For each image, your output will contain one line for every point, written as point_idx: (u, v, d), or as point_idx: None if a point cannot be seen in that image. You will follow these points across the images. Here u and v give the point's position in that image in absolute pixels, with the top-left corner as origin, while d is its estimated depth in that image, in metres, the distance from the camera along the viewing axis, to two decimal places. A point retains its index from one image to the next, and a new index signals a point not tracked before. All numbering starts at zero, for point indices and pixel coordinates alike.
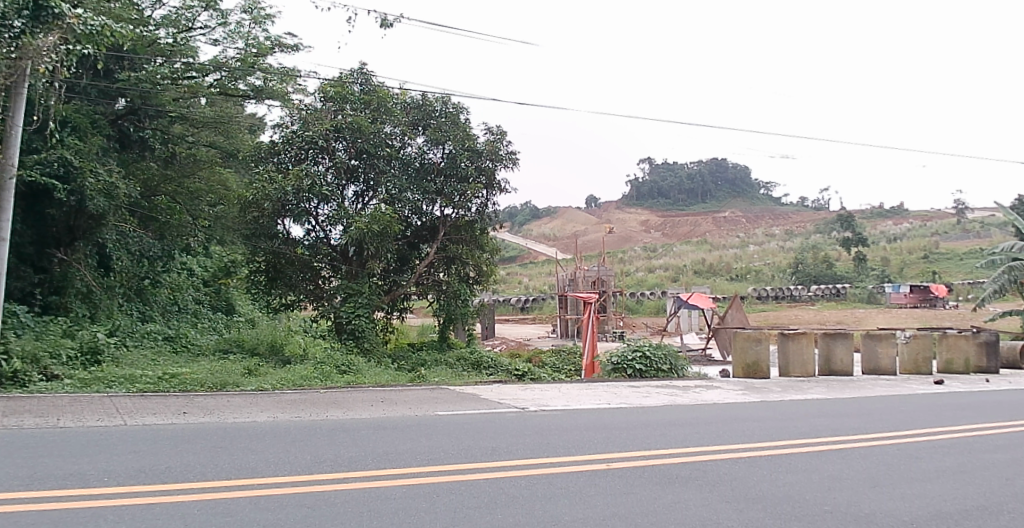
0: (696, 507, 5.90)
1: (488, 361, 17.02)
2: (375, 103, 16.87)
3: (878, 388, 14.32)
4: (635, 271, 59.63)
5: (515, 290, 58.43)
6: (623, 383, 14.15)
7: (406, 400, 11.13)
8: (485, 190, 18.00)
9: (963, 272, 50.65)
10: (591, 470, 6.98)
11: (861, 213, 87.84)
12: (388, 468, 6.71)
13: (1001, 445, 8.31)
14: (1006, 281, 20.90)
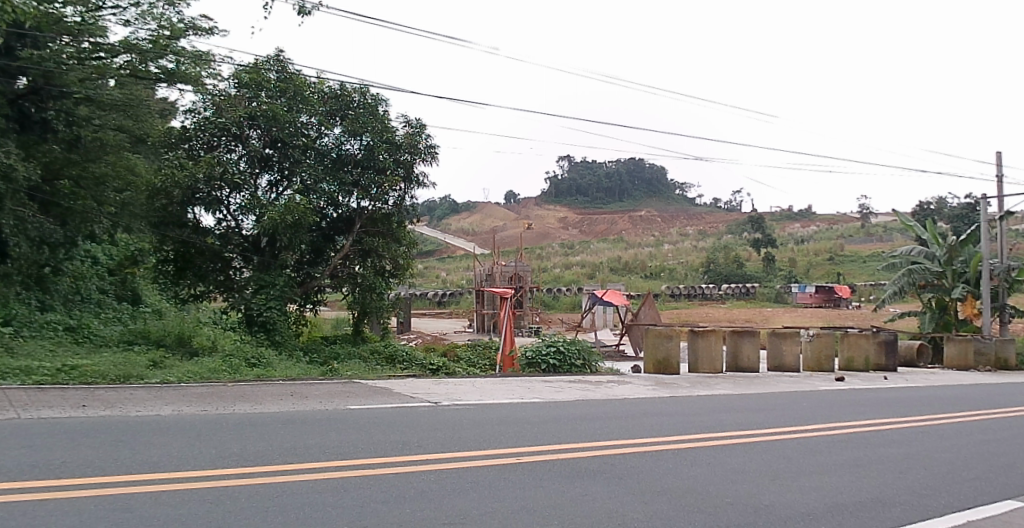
0: (604, 500, 5.89)
1: (403, 355, 16.65)
2: (291, 92, 16.20)
3: (780, 384, 14.92)
4: (552, 267, 60.24)
5: (433, 284, 57.99)
6: (538, 378, 14.21)
7: (317, 394, 10.74)
8: (403, 183, 17.60)
9: (864, 275, 53.70)
10: (501, 464, 6.87)
11: (771, 215, 91.75)
12: (297, 463, 6.39)
13: (893, 440, 8.73)
14: (905, 284, 22.22)
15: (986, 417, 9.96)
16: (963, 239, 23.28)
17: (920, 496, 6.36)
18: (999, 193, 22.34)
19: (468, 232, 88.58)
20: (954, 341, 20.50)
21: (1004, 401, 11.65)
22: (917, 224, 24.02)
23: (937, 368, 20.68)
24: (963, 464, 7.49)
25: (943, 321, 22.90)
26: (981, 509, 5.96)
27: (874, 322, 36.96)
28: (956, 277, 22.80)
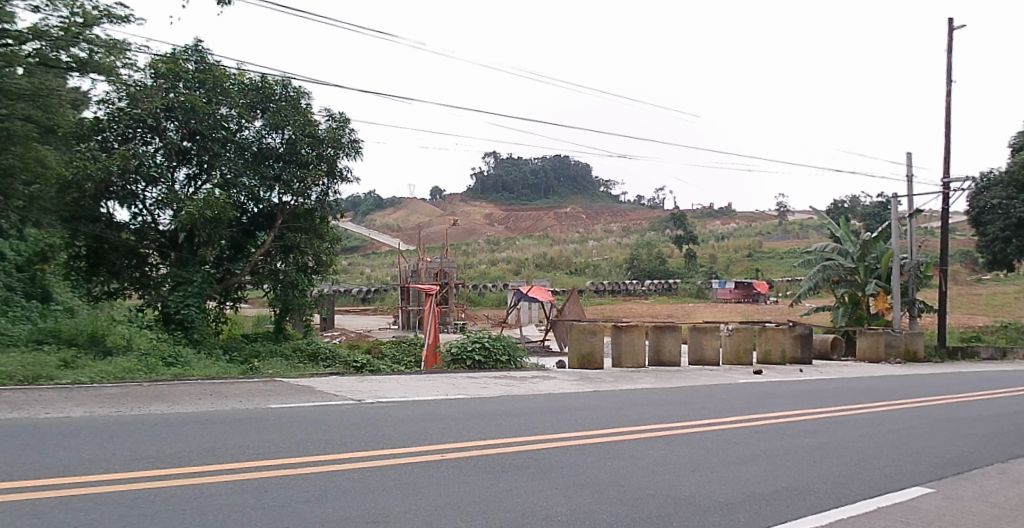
0: (528, 494, 5.80)
1: (326, 352, 16.21)
2: (209, 83, 15.39)
3: (701, 378, 15.25)
4: (478, 264, 60.11)
5: (358, 281, 56.93)
6: (463, 374, 14.04)
7: (237, 393, 10.24)
8: (327, 177, 17.04)
9: (782, 270, 55.95)
10: (426, 460, 6.68)
11: (693, 212, 94.46)
12: (216, 463, 6.01)
13: (808, 430, 9.00)
14: (819, 280, 23.29)
15: (893, 408, 10.42)
16: (875, 236, 24.46)
17: (835, 485, 6.54)
18: (908, 192, 23.52)
19: (393, 227, 87.39)
20: (866, 334, 21.48)
21: (910, 391, 12.24)
22: (832, 221, 25.11)
23: (849, 360, 21.64)
24: (872, 452, 7.78)
25: (857, 314, 23.98)
26: (890, 495, 6.18)
27: (789, 316, 38.49)
28: (868, 272, 23.98)
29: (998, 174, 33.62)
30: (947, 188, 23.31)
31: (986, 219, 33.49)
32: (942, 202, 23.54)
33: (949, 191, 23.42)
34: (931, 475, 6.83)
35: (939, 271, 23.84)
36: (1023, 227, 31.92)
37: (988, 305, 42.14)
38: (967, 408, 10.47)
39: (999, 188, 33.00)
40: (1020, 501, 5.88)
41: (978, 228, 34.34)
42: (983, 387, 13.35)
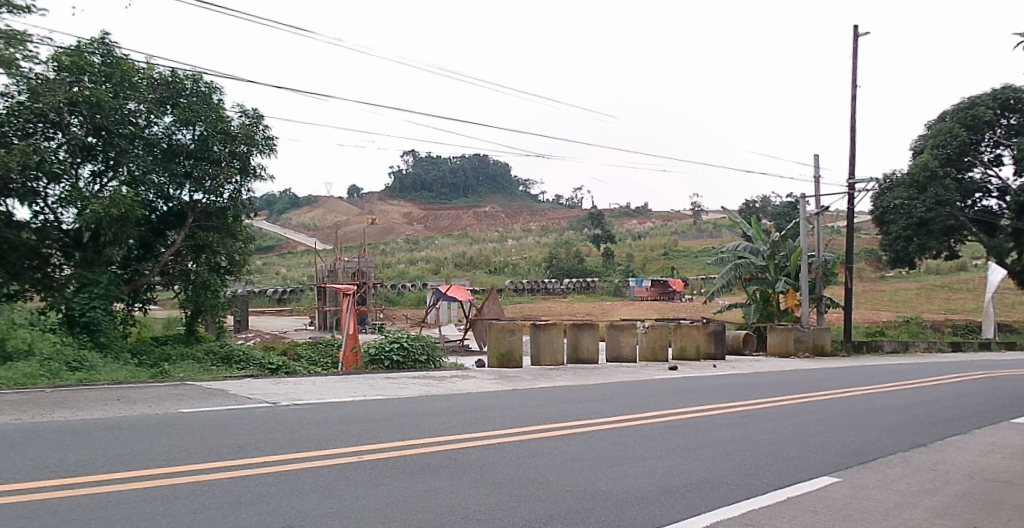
0: (446, 494, 5.66)
1: (240, 354, 15.45)
2: (117, 77, 14.38)
3: (618, 374, 15.50)
4: (397, 263, 59.29)
5: (273, 281, 55.13)
6: (382, 374, 13.75)
7: (146, 397, 9.62)
8: (239, 175, 16.35)
9: (696, 269, 57.84)
10: (342, 463, 6.43)
11: (611, 211, 96.43)
12: (124, 471, 5.58)
13: (720, 425, 9.24)
14: (733, 278, 24.25)
15: (800, 401, 10.84)
16: (785, 235, 25.58)
17: (747, 477, 6.70)
18: (816, 193, 24.63)
19: (309, 226, 85.06)
20: (777, 330, 22.38)
21: (817, 385, 12.79)
22: (744, 221, 26.09)
23: (760, 355, 22.52)
24: (781, 444, 8.05)
25: (768, 311, 24.97)
26: (799, 485, 6.39)
27: (703, 313, 39.77)
28: (779, 270, 25.01)
29: (900, 176, 35.66)
30: (852, 189, 24.55)
31: (890, 218, 35.55)
32: (848, 202, 24.80)
33: (854, 192, 24.67)
34: (836, 465, 7.11)
35: (844, 268, 25.05)
36: (923, 227, 34.17)
37: (886, 301, 44.82)
38: (866, 400, 11.03)
39: (901, 189, 35.00)
40: (921, 487, 6.18)
41: (882, 227, 36.40)
42: (882, 379, 14.09)
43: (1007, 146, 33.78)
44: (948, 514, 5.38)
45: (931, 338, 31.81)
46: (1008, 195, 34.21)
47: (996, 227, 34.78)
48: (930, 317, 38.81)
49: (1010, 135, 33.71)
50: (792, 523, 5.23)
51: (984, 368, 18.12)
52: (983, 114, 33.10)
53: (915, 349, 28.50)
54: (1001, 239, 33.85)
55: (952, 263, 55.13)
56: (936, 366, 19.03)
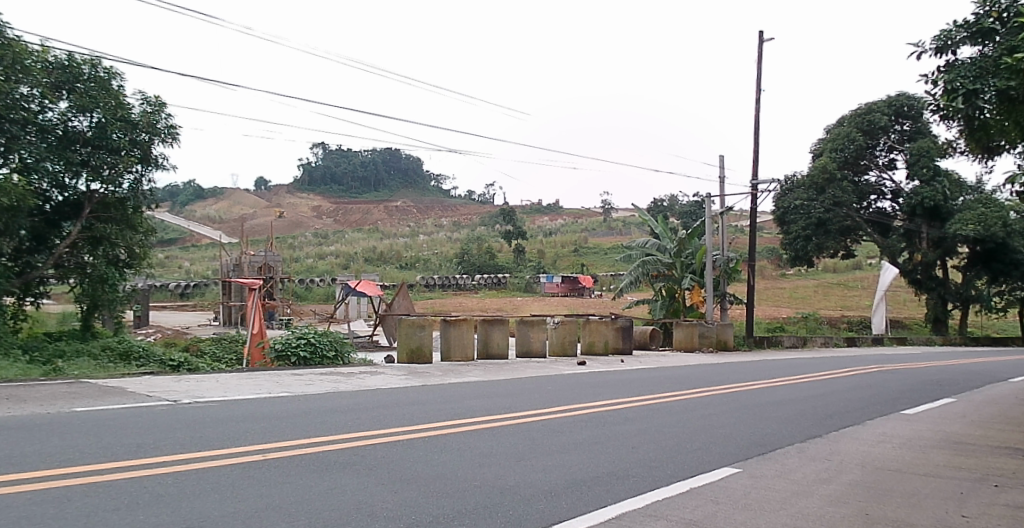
0: (353, 491, 5.48)
1: (140, 350, 14.49)
2: (10, 59, 13.06)
3: (527, 370, 15.59)
4: (305, 257, 57.57)
5: (174, 275, 52.37)
6: (288, 371, 13.27)
7: (33, 395, 8.87)
8: (140, 164, 15.33)
9: (606, 265, 59.06)
10: (246, 461, 6.12)
11: (523, 207, 97.09)
12: (9, 473, 5.08)
13: (626, 418, 9.43)
14: (640, 274, 25.06)
15: (702, 394, 11.24)
16: (691, 233, 26.28)
17: (652, 468, 6.85)
18: (720, 193, 25.60)
19: (213, 218, 81.30)
20: (682, 325, 23.19)
21: (719, 379, 13.31)
22: (651, 218, 26.86)
23: (666, 349, 23.25)
24: (684, 437, 8.29)
25: (674, 307, 25.92)
26: (701, 476, 6.57)
27: (611, 309, 40.73)
28: (684, 267, 25.89)
29: (800, 178, 37.66)
30: (755, 190, 25.62)
31: (791, 218, 37.50)
32: (750, 203, 25.92)
33: (756, 192, 25.79)
34: (736, 456, 7.37)
35: (746, 266, 26.07)
36: (821, 227, 36.38)
37: (786, 298, 47.34)
38: (765, 393, 11.55)
39: (801, 190, 37.02)
40: (816, 476, 6.50)
41: (784, 226, 38.37)
42: (780, 373, 14.81)
43: (900, 151, 36.17)
44: (841, 501, 5.67)
45: (827, 333, 33.79)
46: (900, 197, 36.66)
47: (889, 228, 37.25)
48: (826, 314, 41.23)
49: (903, 140, 36.15)
50: (696, 513, 5.37)
51: (874, 362, 19.34)
52: (880, 119, 35.03)
53: (813, 344, 30.08)
54: (894, 240, 36.35)
55: (849, 262, 58.72)
56: (829, 359, 20.21)
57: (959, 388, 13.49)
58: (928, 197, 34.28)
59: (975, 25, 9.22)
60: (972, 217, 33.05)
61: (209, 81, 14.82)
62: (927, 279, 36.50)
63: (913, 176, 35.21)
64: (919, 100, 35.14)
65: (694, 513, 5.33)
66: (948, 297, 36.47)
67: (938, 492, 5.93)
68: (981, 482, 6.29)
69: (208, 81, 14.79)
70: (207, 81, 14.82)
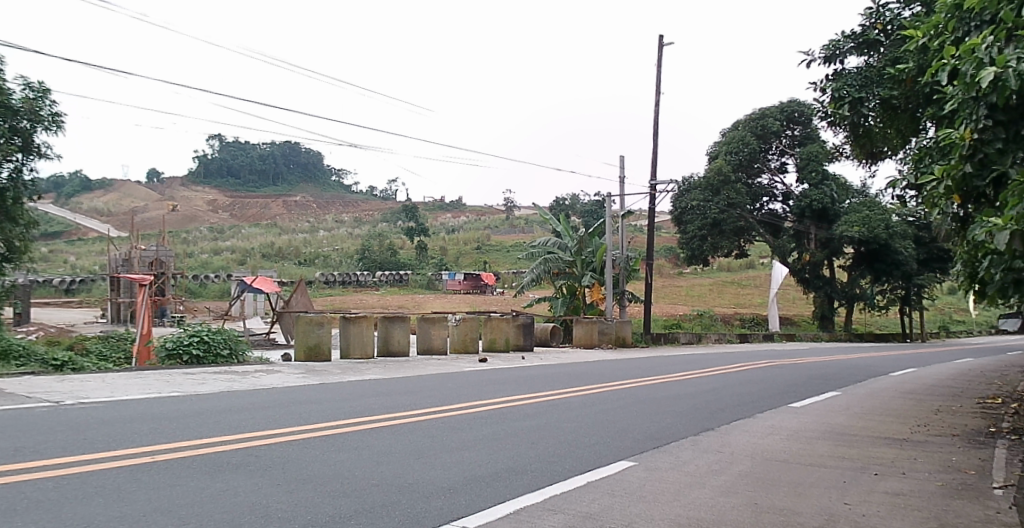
0: (245, 493, 5.20)
1: (18, 349, 13.04)
2: None
3: (430, 367, 15.42)
4: (198, 252, 54.64)
5: (57, 270, 48.51)
6: (178, 370, 12.50)
7: None
8: (19, 153, 14.04)
9: (508, 263, 59.40)
10: (130, 464, 5.69)
11: (425, 204, 96.19)
12: None
13: (526, 414, 9.47)
14: (541, 271, 25.32)
15: (602, 390, 11.47)
16: (591, 232, 26.92)
17: (551, 464, 6.89)
18: (621, 193, 26.25)
19: (96, 209, 75.82)
20: (581, 322, 23.72)
21: (617, 375, 13.62)
22: (552, 217, 27.22)
23: (568, 346, 23.67)
24: (583, 432, 8.41)
25: (574, 304, 26.53)
26: (598, 470, 6.69)
27: (512, 307, 41.09)
28: (585, 265, 26.49)
29: (696, 180, 39.19)
30: (654, 190, 26.48)
31: (687, 218, 38.95)
32: (648, 203, 26.73)
33: (654, 192, 26.60)
34: (633, 450, 7.55)
35: (644, 264, 26.85)
36: (716, 227, 38.10)
37: (683, 296, 49.34)
38: (661, 389, 11.92)
39: (697, 192, 38.45)
40: (708, 468, 6.75)
41: (680, 226, 39.82)
42: (676, 369, 15.35)
43: (791, 155, 38.67)
44: (732, 492, 5.90)
45: (720, 330, 35.41)
46: (790, 200, 38.96)
47: (780, 228, 39.27)
48: (720, 311, 43.24)
49: (794, 144, 38.63)
50: (593, 506, 5.44)
51: (765, 358, 20.38)
52: (772, 124, 37.26)
53: (708, 340, 31.38)
54: (783, 240, 38.60)
55: (741, 262, 61.82)
56: (722, 356, 21.15)
57: (840, 382, 14.45)
58: (815, 199, 36.59)
59: (861, 37, 11.64)
60: (857, 219, 35.66)
61: (104, 67, 13.78)
62: (814, 278, 38.80)
63: (803, 180, 37.52)
64: (808, 107, 37.56)
65: (591, 507, 5.41)
66: (835, 294, 38.56)
67: (823, 481, 6.29)
68: (861, 471, 6.73)
69: (103, 66, 13.74)
70: (101, 66, 13.77)
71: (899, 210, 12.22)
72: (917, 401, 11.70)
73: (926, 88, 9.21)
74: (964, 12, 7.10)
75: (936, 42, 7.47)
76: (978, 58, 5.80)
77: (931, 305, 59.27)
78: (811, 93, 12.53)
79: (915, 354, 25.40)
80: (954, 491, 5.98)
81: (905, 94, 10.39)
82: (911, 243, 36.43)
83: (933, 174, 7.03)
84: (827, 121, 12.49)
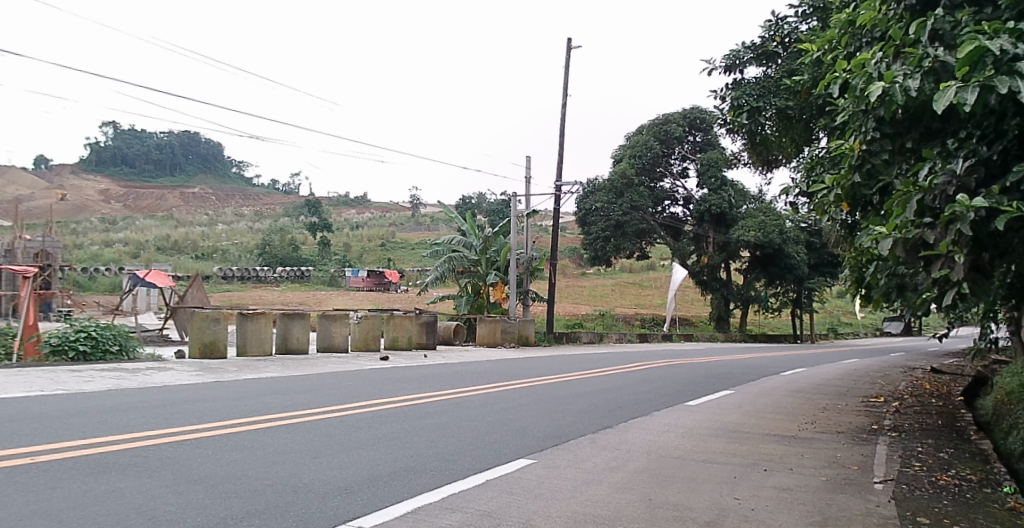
0: (131, 494, 4.88)
1: None
2: None
3: (330, 365, 14.99)
4: (87, 243, 50.94)
5: None
6: (60, 367, 11.59)
7: None
8: None
9: (413, 260, 58.70)
10: (3, 466, 5.22)
11: (329, 198, 93.69)
12: None
13: (427, 412, 9.37)
14: (446, 269, 25.21)
15: (504, 388, 11.52)
16: (496, 231, 27.00)
17: (449, 462, 6.84)
18: (527, 193, 26.49)
19: None
20: (484, 321, 23.79)
21: (520, 374, 13.70)
22: (459, 215, 27.12)
23: (471, 345, 23.66)
24: (483, 430, 8.41)
25: (478, 302, 26.56)
26: (496, 468, 6.69)
27: (417, 305, 40.68)
28: (489, 264, 26.59)
29: (601, 181, 40.15)
30: (559, 191, 26.86)
31: (592, 220, 39.83)
32: (553, 203, 27.09)
33: (559, 193, 27.00)
34: (531, 448, 7.61)
35: (548, 264, 27.17)
36: (618, 229, 39.10)
37: (586, 296, 50.39)
38: (563, 387, 12.10)
39: (602, 194, 39.58)
40: (606, 465, 6.90)
41: (585, 227, 40.62)
42: (579, 368, 15.61)
43: (692, 160, 40.09)
44: (628, 488, 6.04)
45: (621, 330, 36.38)
46: (690, 204, 40.53)
47: (680, 231, 40.79)
48: (621, 312, 44.45)
49: (695, 151, 40.05)
50: (491, 504, 5.43)
51: (664, 357, 21.09)
52: (674, 130, 38.70)
53: (609, 340, 32.21)
54: (683, 244, 40.13)
55: (642, 264, 63.77)
56: (624, 355, 21.70)
57: (735, 381, 15.12)
58: (714, 204, 38.39)
59: (760, 48, 12.22)
60: (753, 224, 37.65)
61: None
62: (711, 280, 40.69)
63: (702, 185, 39.25)
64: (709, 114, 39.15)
65: (489, 505, 5.41)
66: (731, 297, 40.76)
67: (715, 477, 6.57)
68: (751, 467, 7.05)
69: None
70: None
71: (792, 214, 12.95)
72: (806, 400, 12.40)
73: (820, 99, 9.76)
74: (859, 28, 7.54)
75: (830, 55, 7.91)
76: (867, 73, 6.19)
77: (820, 308, 63.12)
78: (712, 99, 13.05)
79: (805, 355, 26.99)
80: (837, 485, 6.37)
81: (800, 105, 11.00)
82: (802, 248, 38.71)
83: (825, 182, 7.50)
84: (726, 128, 13.05)
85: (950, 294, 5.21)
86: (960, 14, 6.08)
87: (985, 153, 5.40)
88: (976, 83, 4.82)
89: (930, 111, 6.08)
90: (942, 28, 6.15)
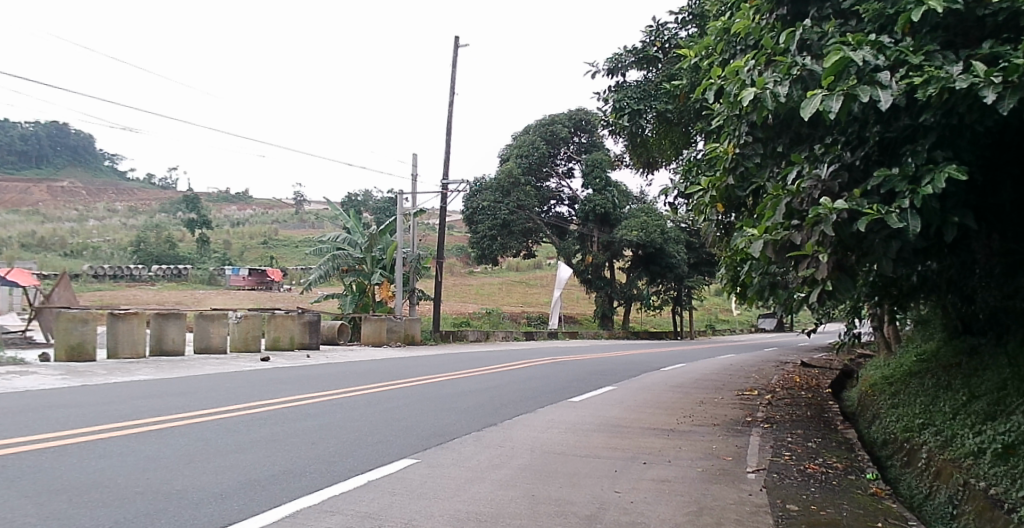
0: None
1: None
2: None
3: (207, 367, 14.17)
4: None
5: None
6: None
7: None
8: None
9: (297, 259, 56.55)
10: None
11: (207, 193, 88.71)
12: None
13: (311, 414, 9.03)
14: (329, 268, 24.57)
15: (391, 388, 11.30)
16: (382, 230, 26.53)
17: (332, 464, 6.61)
18: (414, 192, 26.23)
19: None
20: (370, 320, 23.34)
21: (408, 373, 13.50)
22: (343, 212, 26.46)
23: (356, 345, 23.14)
24: (367, 431, 8.21)
25: (363, 302, 25.97)
26: (379, 469, 6.53)
27: (302, 304, 39.33)
28: (375, 262, 26.08)
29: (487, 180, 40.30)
30: (446, 189, 26.80)
31: (479, 218, 39.86)
32: (441, 201, 26.97)
33: (446, 192, 26.94)
34: (415, 448, 7.50)
35: (434, 263, 26.96)
36: (505, 228, 39.31)
37: (474, 295, 50.53)
38: (451, 386, 12.04)
39: (489, 193, 39.77)
40: (490, 463, 6.92)
41: (473, 225, 40.58)
42: (467, 366, 15.58)
43: (577, 161, 41.12)
44: (511, 485, 6.07)
45: (508, 328, 36.81)
46: (575, 204, 41.52)
47: (565, 231, 41.68)
48: (509, 310, 44.92)
49: (580, 151, 41.13)
50: (373, 506, 5.30)
51: (549, 354, 21.47)
52: (560, 131, 39.52)
53: (496, 337, 32.47)
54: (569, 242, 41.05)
55: (530, 263, 64.75)
56: (513, 353, 21.86)
57: (619, 377, 15.60)
58: (599, 204, 39.68)
59: (641, 52, 12.67)
60: (636, 224, 39.11)
61: None
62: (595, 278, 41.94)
63: (587, 185, 40.43)
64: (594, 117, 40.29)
65: (370, 506, 5.27)
66: (614, 295, 42.14)
67: (597, 471, 6.73)
68: (632, 460, 7.28)
69: None
70: None
71: (671, 214, 13.51)
72: (685, 394, 13.00)
73: (697, 103, 10.25)
74: (734, 36, 7.97)
75: (707, 61, 8.32)
76: (741, 79, 6.57)
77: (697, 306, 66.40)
78: (595, 101, 13.40)
79: (683, 352, 28.34)
80: (713, 476, 6.70)
81: (678, 108, 11.50)
82: (681, 248, 40.60)
83: (701, 183, 7.93)
84: (609, 129, 13.44)
85: (816, 292, 5.57)
86: (824, 27, 6.55)
87: (849, 159, 5.86)
88: (840, 92, 5.22)
89: (798, 118, 6.51)
90: (810, 38, 6.60)
